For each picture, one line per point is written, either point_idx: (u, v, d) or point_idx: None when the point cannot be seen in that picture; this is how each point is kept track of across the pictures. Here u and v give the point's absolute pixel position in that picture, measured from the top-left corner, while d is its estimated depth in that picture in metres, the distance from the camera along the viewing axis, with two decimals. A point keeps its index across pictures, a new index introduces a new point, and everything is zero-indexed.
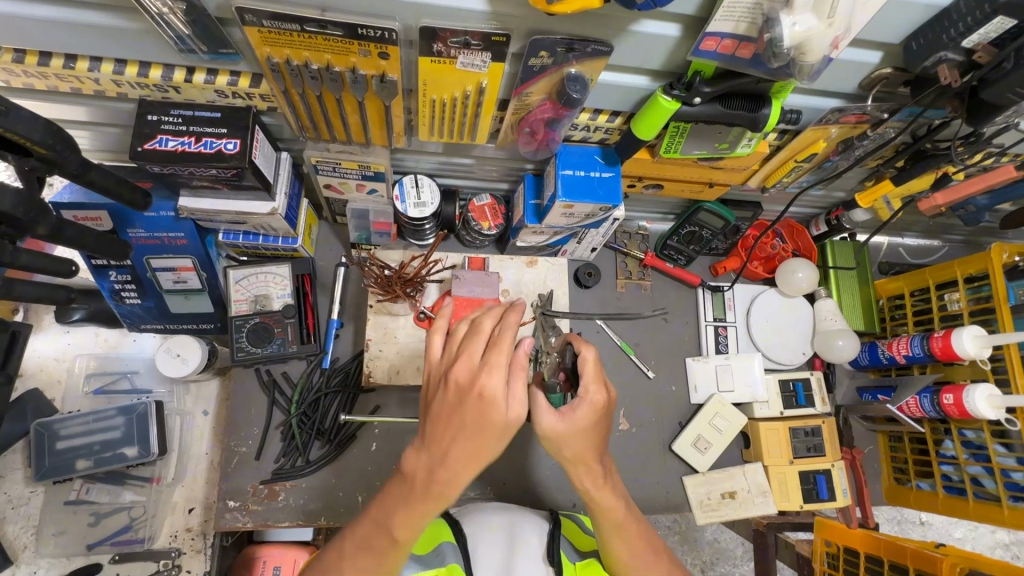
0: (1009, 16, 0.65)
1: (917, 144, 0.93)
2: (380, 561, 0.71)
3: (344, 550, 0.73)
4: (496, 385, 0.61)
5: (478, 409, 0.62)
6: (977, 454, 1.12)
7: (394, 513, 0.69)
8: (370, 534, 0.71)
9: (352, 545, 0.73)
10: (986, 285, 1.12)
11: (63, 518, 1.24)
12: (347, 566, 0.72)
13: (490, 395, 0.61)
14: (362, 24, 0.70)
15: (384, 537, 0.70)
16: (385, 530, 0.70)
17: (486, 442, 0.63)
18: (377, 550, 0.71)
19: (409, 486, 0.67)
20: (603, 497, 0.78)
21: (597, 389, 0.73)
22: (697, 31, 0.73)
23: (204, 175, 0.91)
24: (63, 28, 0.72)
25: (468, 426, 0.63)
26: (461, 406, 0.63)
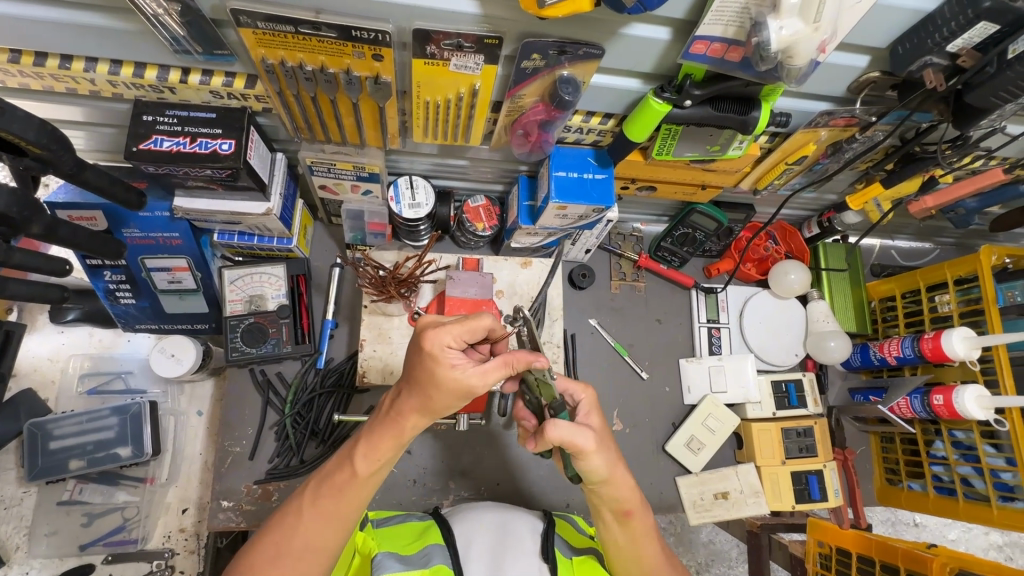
0: (992, 21, 0.66)
1: (905, 147, 0.94)
2: (340, 500, 0.75)
3: (306, 495, 0.77)
4: (441, 343, 0.69)
5: (422, 358, 0.70)
6: (967, 455, 1.12)
7: (359, 445, 0.76)
8: (333, 474, 0.77)
9: (314, 488, 0.77)
10: (975, 286, 1.13)
11: (56, 518, 1.24)
12: (308, 507, 0.76)
13: (433, 349, 0.69)
14: (356, 26, 0.71)
15: (345, 472, 0.76)
16: (347, 465, 0.76)
17: (429, 391, 0.71)
18: (338, 488, 0.76)
19: (376, 419, 0.77)
20: (629, 499, 0.80)
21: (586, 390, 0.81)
22: (687, 35, 0.74)
23: (199, 175, 0.91)
24: (58, 29, 0.73)
25: (417, 374, 0.71)
26: (415, 350, 0.72)
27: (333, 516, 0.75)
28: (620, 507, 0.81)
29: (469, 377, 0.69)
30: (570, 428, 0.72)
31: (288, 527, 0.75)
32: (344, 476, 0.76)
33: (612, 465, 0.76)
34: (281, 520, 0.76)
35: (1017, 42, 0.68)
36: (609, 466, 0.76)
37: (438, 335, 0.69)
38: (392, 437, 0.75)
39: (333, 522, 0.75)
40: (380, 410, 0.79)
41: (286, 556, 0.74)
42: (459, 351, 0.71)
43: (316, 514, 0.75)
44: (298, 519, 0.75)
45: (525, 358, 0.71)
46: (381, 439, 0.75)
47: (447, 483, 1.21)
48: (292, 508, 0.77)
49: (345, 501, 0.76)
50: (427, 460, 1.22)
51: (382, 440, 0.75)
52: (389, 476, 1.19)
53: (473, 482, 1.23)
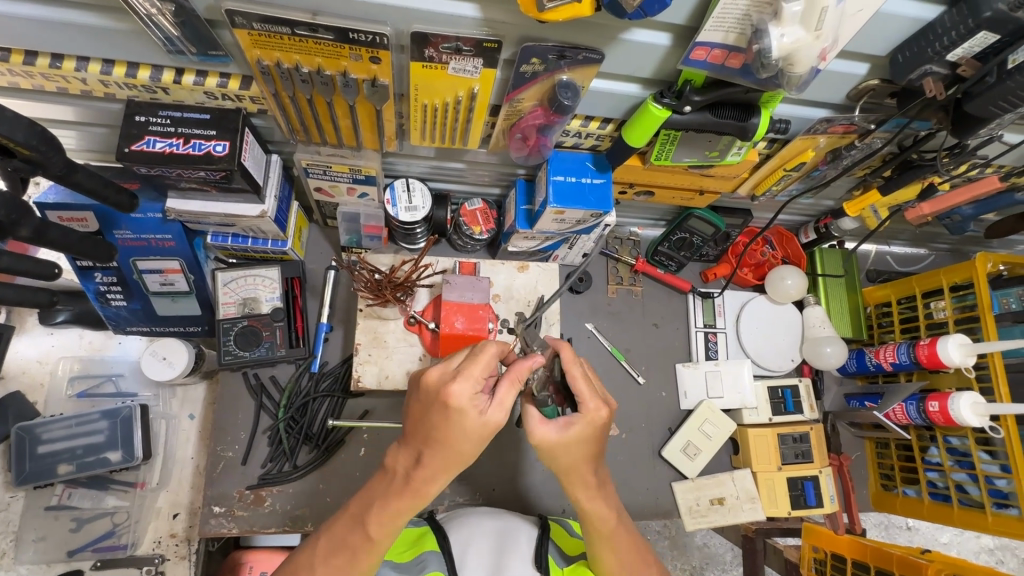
0: (992, 30, 0.65)
1: (903, 155, 0.94)
2: (353, 561, 0.75)
3: (318, 550, 0.76)
4: (466, 394, 0.68)
5: (447, 414, 0.69)
6: (962, 462, 1.12)
7: (371, 509, 0.75)
8: (345, 534, 0.76)
9: (325, 545, 0.76)
10: (970, 294, 1.14)
11: (44, 524, 1.22)
12: (320, 564, 0.75)
13: (461, 404, 0.68)
14: (353, 29, 0.70)
15: (358, 532, 0.75)
16: (359, 526, 0.75)
17: (456, 445, 0.70)
18: (351, 548, 0.75)
19: (388, 480, 0.75)
20: (592, 505, 0.80)
21: (596, 405, 0.76)
22: (688, 41, 0.73)
23: (192, 177, 0.90)
24: (48, 28, 0.71)
25: (440, 431, 0.70)
26: (433, 408, 0.70)
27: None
28: (585, 513, 0.80)
29: (494, 419, 0.70)
30: (533, 414, 0.74)
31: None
32: (356, 537, 0.75)
33: (571, 466, 0.76)
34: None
35: (1017, 53, 0.68)
36: (572, 464, 0.76)
37: (461, 386, 0.68)
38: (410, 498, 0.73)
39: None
40: (388, 471, 0.76)
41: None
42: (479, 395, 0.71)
43: (327, 572, 0.75)
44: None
45: (526, 367, 0.74)
46: (398, 502, 0.73)
47: (442, 488, 1.20)
48: (303, 566, 0.76)
49: (356, 561, 0.75)
50: None
51: (396, 501, 0.74)
52: None
53: (468, 487, 1.22)
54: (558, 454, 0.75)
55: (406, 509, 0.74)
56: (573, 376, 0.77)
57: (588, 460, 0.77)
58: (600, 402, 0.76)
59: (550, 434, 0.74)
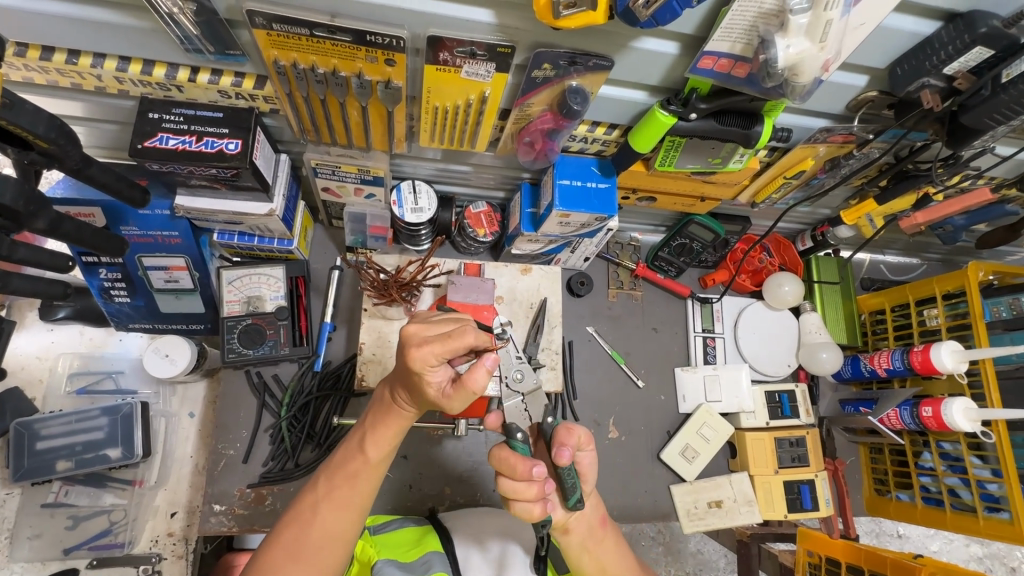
0: (988, 46, 0.68)
1: (900, 165, 0.96)
2: (355, 489, 0.77)
3: (319, 489, 0.78)
4: (423, 362, 0.67)
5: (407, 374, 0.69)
6: (954, 466, 1.15)
7: (367, 435, 0.78)
8: (344, 467, 0.78)
9: (325, 482, 0.78)
10: (962, 302, 1.16)
11: (40, 522, 1.21)
12: (323, 501, 0.76)
13: (418, 368, 0.67)
14: (371, 31, 0.71)
15: (355, 461, 0.78)
16: (357, 455, 0.78)
17: (418, 399, 0.73)
18: (351, 477, 0.77)
19: (378, 409, 0.79)
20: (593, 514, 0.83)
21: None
22: (695, 50, 0.75)
23: (204, 174, 0.91)
24: (68, 24, 0.72)
25: (405, 381, 0.71)
26: (400, 360, 0.71)
27: (348, 505, 0.76)
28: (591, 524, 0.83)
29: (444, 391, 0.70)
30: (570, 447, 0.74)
31: (303, 522, 0.75)
32: (355, 466, 0.77)
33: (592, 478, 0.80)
34: (295, 517, 0.76)
35: (1010, 67, 0.71)
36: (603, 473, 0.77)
37: (420, 355, 0.67)
38: (397, 421, 0.77)
39: (347, 513, 0.76)
40: (376, 401, 0.80)
41: (304, 552, 0.74)
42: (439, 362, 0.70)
43: (330, 506, 0.76)
44: (314, 516, 0.76)
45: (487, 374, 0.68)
46: (388, 428, 0.77)
47: (442, 489, 1.21)
48: (306, 503, 0.77)
49: (357, 489, 0.77)
50: (423, 465, 1.21)
51: (389, 428, 0.77)
52: (386, 481, 1.19)
53: (469, 489, 1.22)
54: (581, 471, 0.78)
55: (397, 431, 0.78)
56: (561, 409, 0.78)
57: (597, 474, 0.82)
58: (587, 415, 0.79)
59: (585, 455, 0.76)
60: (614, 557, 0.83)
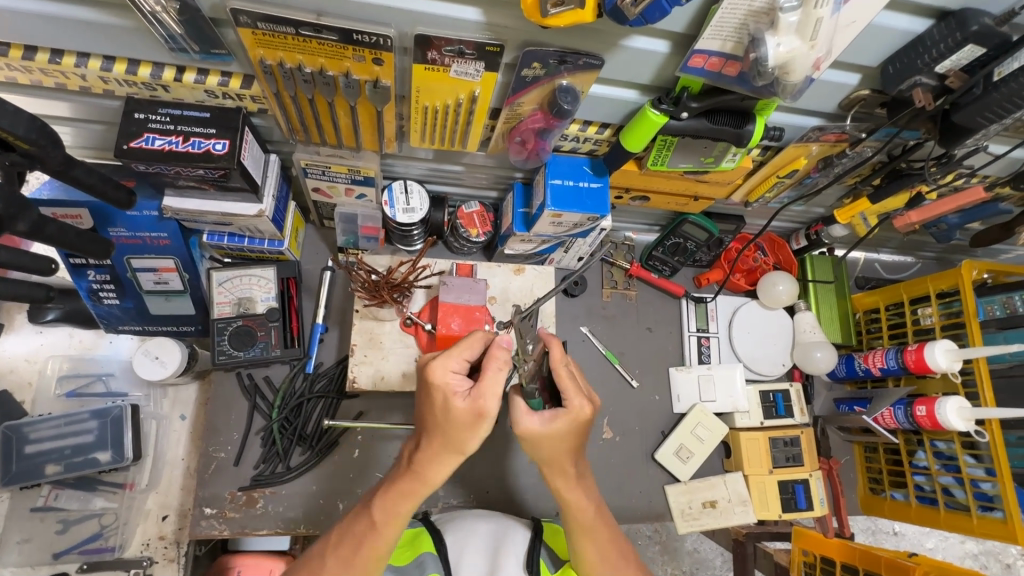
0: (979, 44, 0.68)
1: (893, 163, 0.96)
2: (358, 553, 0.77)
3: (330, 541, 0.80)
4: (443, 371, 0.73)
5: (432, 395, 0.73)
6: (948, 465, 1.14)
7: (378, 498, 0.78)
8: (353, 528, 0.79)
9: (336, 537, 0.80)
10: (956, 300, 1.16)
11: (29, 526, 1.20)
12: (330, 554, 0.78)
13: (440, 378, 0.72)
14: (357, 30, 0.70)
15: (365, 521, 0.78)
16: (366, 516, 0.79)
17: (447, 432, 0.73)
18: (357, 540, 0.77)
19: (394, 471, 0.80)
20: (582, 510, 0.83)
21: (581, 402, 0.78)
22: (686, 48, 0.75)
23: (191, 175, 0.90)
24: (50, 23, 0.71)
25: (432, 414, 0.74)
26: (424, 396, 0.75)
27: (352, 568, 0.77)
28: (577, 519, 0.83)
29: (472, 397, 0.71)
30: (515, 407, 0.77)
31: (310, 571, 0.78)
32: (361, 529, 0.78)
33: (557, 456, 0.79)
34: (306, 563, 0.80)
35: (1003, 65, 0.71)
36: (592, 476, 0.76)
37: (439, 363, 0.74)
38: (413, 481, 0.76)
39: (349, 572, 0.76)
40: (400, 465, 0.80)
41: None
42: (461, 374, 0.75)
43: (336, 560, 0.77)
44: (319, 566, 0.78)
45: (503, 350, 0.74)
46: (401, 491, 0.76)
47: (436, 490, 1.20)
48: (316, 556, 0.80)
49: (361, 555, 0.77)
50: None
51: (401, 492, 0.76)
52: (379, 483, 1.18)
53: (462, 489, 1.22)
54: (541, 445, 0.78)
55: (410, 496, 0.76)
56: (558, 372, 0.79)
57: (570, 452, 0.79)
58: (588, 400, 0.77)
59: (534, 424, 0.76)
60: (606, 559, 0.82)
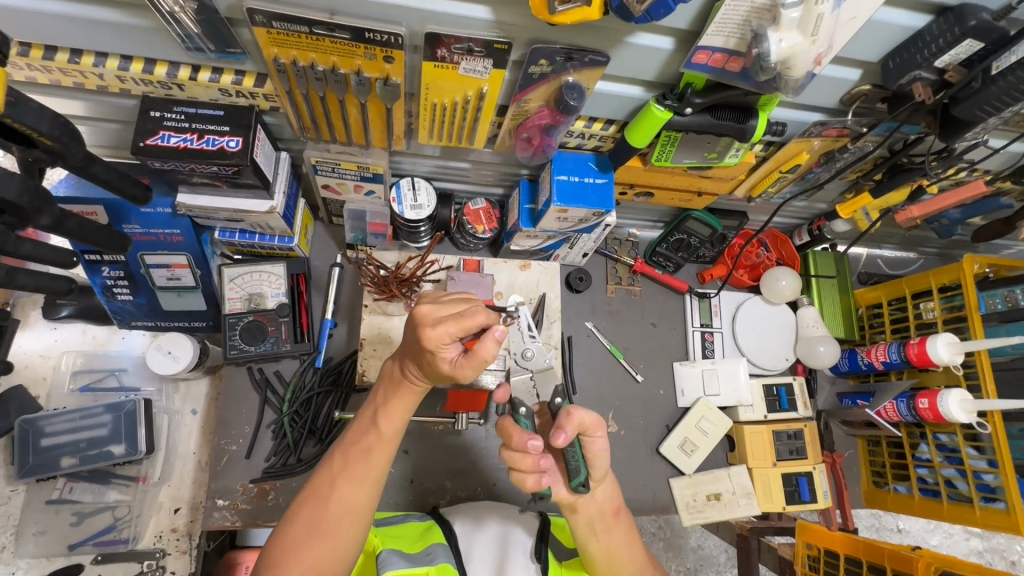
0: (978, 39, 0.69)
1: (894, 158, 0.97)
2: (370, 462, 0.76)
3: (334, 463, 0.77)
4: (435, 337, 0.66)
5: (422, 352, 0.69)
6: (951, 457, 1.15)
7: (379, 409, 0.78)
8: (358, 441, 0.78)
9: (341, 456, 0.78)
10: (958, 294, 1.17)
11: (44, 518, 1.22)
12: (339, 474, 0.76)
13: (432, 346, 0.67)
14: (369, 29, 0.72)
15: (369, 435, 0.78)
16: (370, 430, 0.78)
17: (431, 375, 0.72)
18: (364, 451, 0.77)
19: (389, 385, 0.79)
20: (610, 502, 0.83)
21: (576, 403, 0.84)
22: (690, 45, 0.76)
23: (205, 172, 0.92)
24: (71, 23, 0.73)
25: (420, 360, 0.71)
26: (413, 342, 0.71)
27: (364, 480, 0.76)
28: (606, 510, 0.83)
29: (457, 365, 0.69)
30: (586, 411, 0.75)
31: (320, 499, 0.75)
32: (369, 440, 0.77)
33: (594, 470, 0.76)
34: (312, 494, 0.76)
35: (1000, 59, 0.72)
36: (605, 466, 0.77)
37: (434, 331, 0.66)
38: (408, 394, 0.77)
39: (363, 485, 0.76)
40: (388, 378, 0.81)
41: (322, 527, 0.74)
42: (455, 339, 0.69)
43: (347, 480, 0.76)
44: (331, 490, 0.75)
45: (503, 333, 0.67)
46: (399, 398, 0.77)
47: (443, 483, 1.22)
48: (321, 480, 0.77)
49: (372, 463, 0.77)
50: (425, 460, 1.22)
51: (396, 396, 0.78)
52: (387, 476, 1.20)
53: (469, 483, 1.23)
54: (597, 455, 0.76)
55: (408, 400, 0.78)
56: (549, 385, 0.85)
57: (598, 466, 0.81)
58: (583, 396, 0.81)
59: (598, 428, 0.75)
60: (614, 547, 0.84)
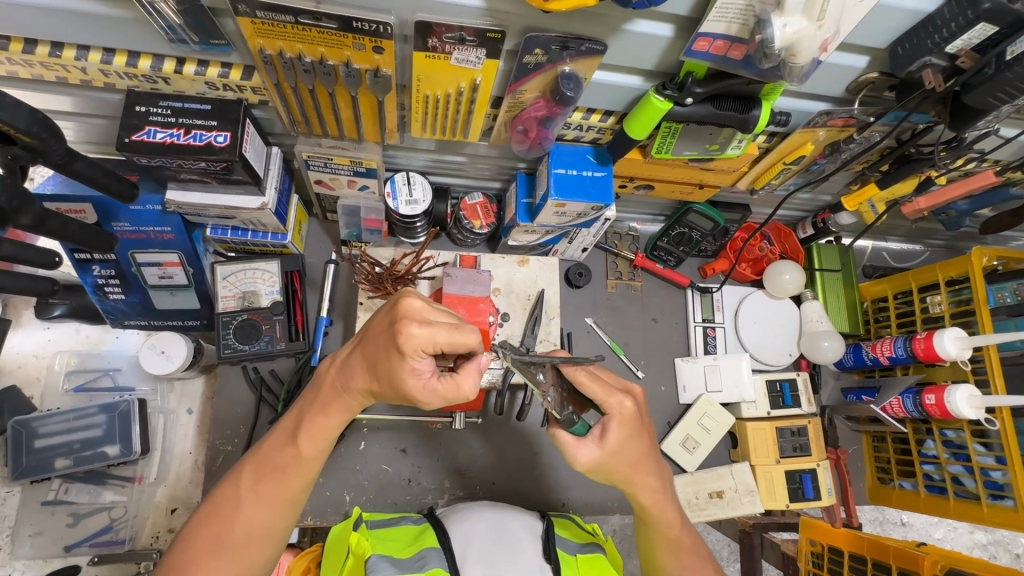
0: (992, 22, 0.67)
1: (902, 148, 0.95)
2: (281, 485, 0.76)
3: (243, 481, 0.76)
4: (417, 342, 0.63)
5: (394, 352, 0.65)
6: (958, 454, 1.14)
7: (301, 426, 0.76)
8: (273, 457, 0.76)
9: (252, 473, 0.76)
10: (966, 288, 1.15)
11: (40, 520, 1.21)
12: (247, 494, 0.76)
13: (408, 351, 0.63)
14: (357, 18, 0.70)
15: (286, 452, 0.76)
16: (289, 447, 0.76)
17: (383, 376, 0.68)
18: (280, 471, 0.76)
19: (314, 396, 0.77)
20: (652, 494, 0.85)
21: (618, 401, 0.77)
22: (690, 32, 0.73)
23: (193, 168, 0.90)
24: (49, 15, 0.71)
25: (383, 356, 0.67)
26: (388, 334, 0.66)
27: (274, 501, 0.76)
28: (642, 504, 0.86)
29: (426, 383, 0.66)
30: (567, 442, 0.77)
31: (223, 519, 0.75)
32: (286, 460, 0.76)
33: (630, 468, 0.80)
34: (216, 511, 0.75)
35: (1015, 44, 0.69)
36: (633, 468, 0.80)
37: (420, 332, 0.63)
38: (337, 408, 0.75)
39: (273, 505, 0.76)
40: (320, 378, 0.78)
41: (225, 546, 0.74)
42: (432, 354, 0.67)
43: (255, 500, 0.75)
44: (240, 509, 0.75)
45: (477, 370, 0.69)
46: (327, 416, 0.75)
47: (442, 482, 1.20)
48: (227, 499, 0.76)
49: (284, 484, 0.76)
50: (423, 459, 1.21)
51: (321, 417, 0.75)
52: (385, 476, 1.18)
53: (468, 482, 1.21)
54: (604, 466, 0.79)
55: (335, 421, 0.75)
56: (582, 381, 0.77)
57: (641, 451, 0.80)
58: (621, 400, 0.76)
59: (589, 453, 0.77)
60: None
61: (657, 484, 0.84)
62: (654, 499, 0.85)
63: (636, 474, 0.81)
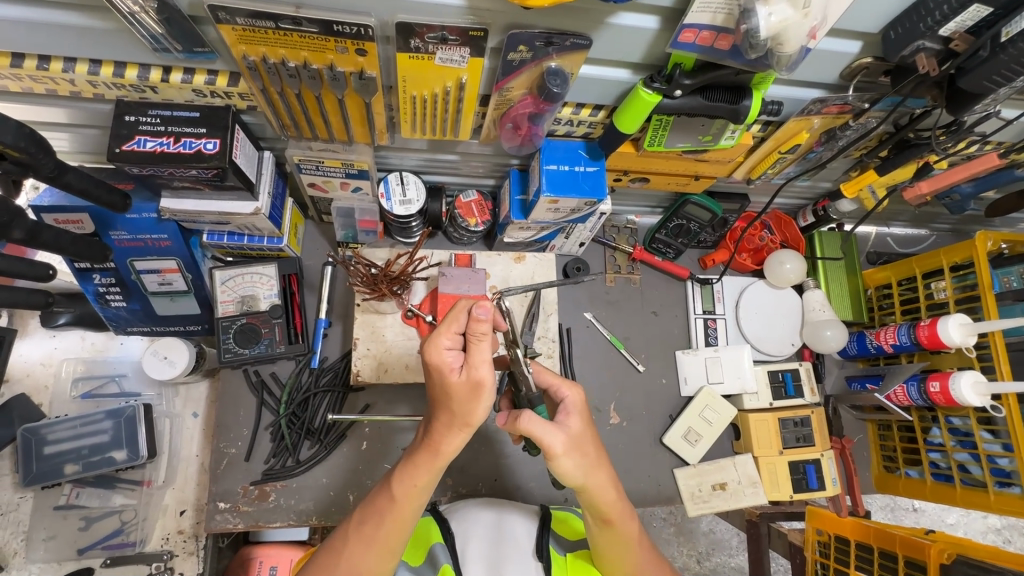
0: (985, 3, 0.66)
1: (900, 133, 0.93)
2: (380, 528, 0.76)
3: (351, 522, 0.79)
4: (434, 348, 0.71)
5: (430, 374, 0.72)
6: (964, 441, 1.12)
7: (399, 476, 0.77)
8: (377, 500, 0.78)
9: (359, 515, 0.79)
10: (971, 273, 1.13)
11: (53, 523, 1.23)
12: (353, 533, 0.78)
13: (433, 356, 0.71)
14: (337, 21, 0.69)
15: (385, 495, 0.78)
16: (387, 490, 0.78)
17: (447, 402, 0.71)
18: (380, 513, 0.77)
19: (412, 447, 0.79)
20: (613, 506, 0.77)
21: (572, 389, 0.77)
22: (676, 23, 0.72)
23: (185, 176, 0.90)
24: (34, 30, 0.71)
25: (434, 391, 0.73)
26: (428, 375, 0.74)
27: (375, 544, 0.76)
28: (603, 515, 0.78)
29: (464, 371, 0.70)
30: (541, 421, 0.71)
31: (333, 553, 0.78)
32: (382, 503, 0.77)
33: (588, 469, 0.73)
34: (329, 547, 0.79)
35: (1011, 25, 0.67)
36: (584, 470, 0.74)
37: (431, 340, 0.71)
38: (428, 462, 0.75)
39: (373, 547, 0.76)
40: (414, 441, 0.80)
41: None
42: (455, 348, 0.72)
43: (358, 538, 0.77)
44: (343, 548, 0.77)
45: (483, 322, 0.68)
46: (417, 466, 0.75)
47: (444, 479, 1.20)
48: (340, 535, 0.79)
49: (382, 527, 0.77)
50: None
51: (419, 465, 0.76)
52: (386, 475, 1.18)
53: (470, 479, 1.22)
54: (571, 461, 0.72)
55: (426, 474, 0.75)
56: (541, 369, 0.82)
57: (599, 453, 0.76)
58: (577, 384, 0.77)
59: (562, 436, 0.72)
60: (611, 546, 0.82)
61: (613, 490, 0.77)
62: (618, 513, 0.78)
63: (593, 476, 0.74)
